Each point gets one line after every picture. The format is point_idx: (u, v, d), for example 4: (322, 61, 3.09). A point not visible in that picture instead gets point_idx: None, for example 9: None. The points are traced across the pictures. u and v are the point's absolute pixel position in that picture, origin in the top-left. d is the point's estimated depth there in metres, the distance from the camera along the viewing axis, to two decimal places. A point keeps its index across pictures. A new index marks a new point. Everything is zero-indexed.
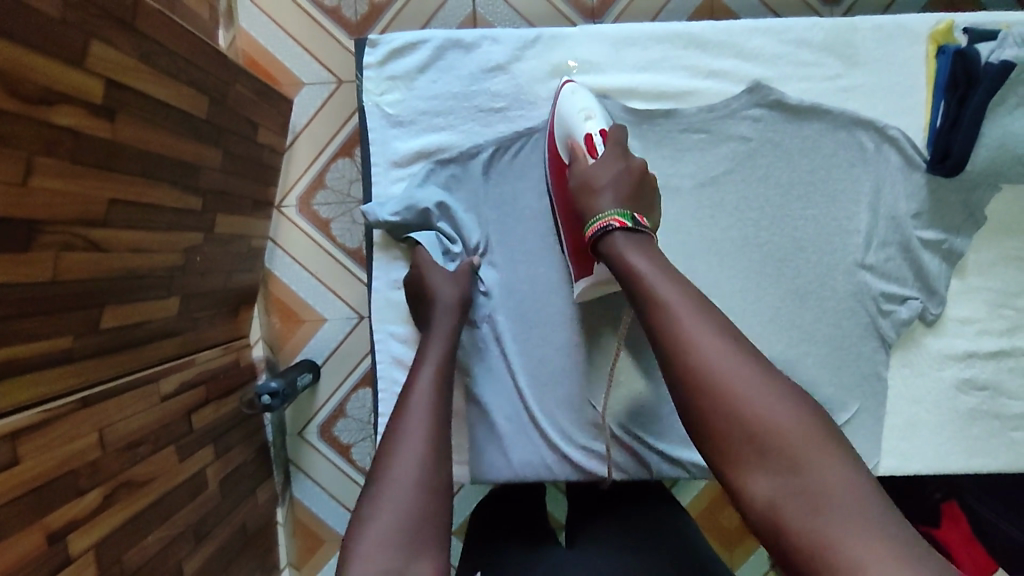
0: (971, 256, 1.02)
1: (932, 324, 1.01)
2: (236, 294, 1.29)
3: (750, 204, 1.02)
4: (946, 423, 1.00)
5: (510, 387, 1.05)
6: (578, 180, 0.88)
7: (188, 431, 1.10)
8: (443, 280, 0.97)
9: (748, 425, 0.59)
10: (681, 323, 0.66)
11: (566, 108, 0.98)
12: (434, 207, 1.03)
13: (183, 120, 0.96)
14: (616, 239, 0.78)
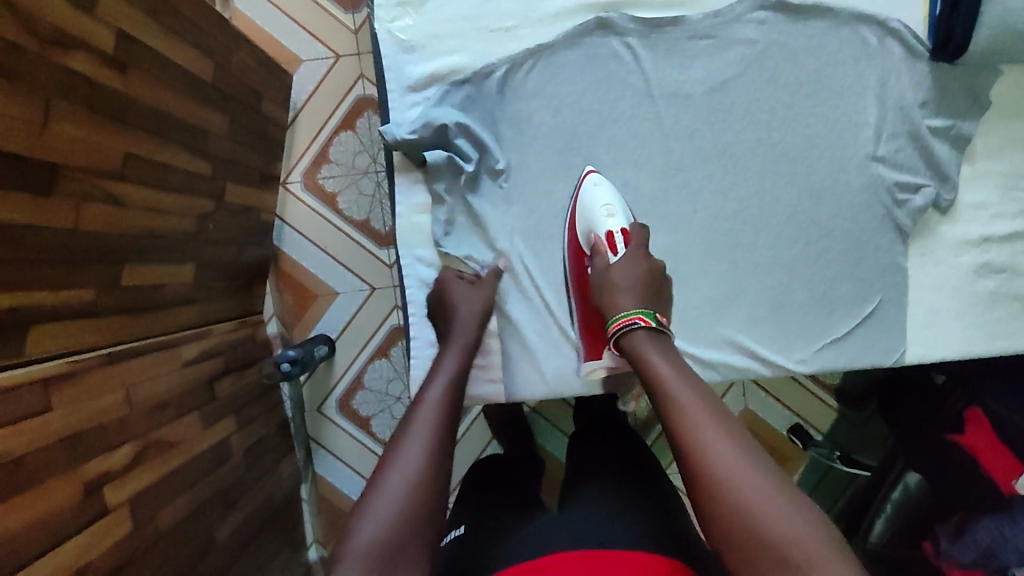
0: (980, 138, 0.94)
1: (946, 211, 0.93)
2: (248, 268, 1.29)
3: (761, 106, 0.95)
4: (965, 310, 0.92)
5: (536, 298, 0.95)
6: (603, 279, 0.82)
7: (210, 400, 1.10)
8: (468, 289, 0.89)
9: (757, 530, 0.55)
10: (693, 429, 0.62)
11: (589, 197, 0.90)
12: (453, 124, 0.92)
13: (190, 81, 0.97)
14: (637, 338, 0.74)
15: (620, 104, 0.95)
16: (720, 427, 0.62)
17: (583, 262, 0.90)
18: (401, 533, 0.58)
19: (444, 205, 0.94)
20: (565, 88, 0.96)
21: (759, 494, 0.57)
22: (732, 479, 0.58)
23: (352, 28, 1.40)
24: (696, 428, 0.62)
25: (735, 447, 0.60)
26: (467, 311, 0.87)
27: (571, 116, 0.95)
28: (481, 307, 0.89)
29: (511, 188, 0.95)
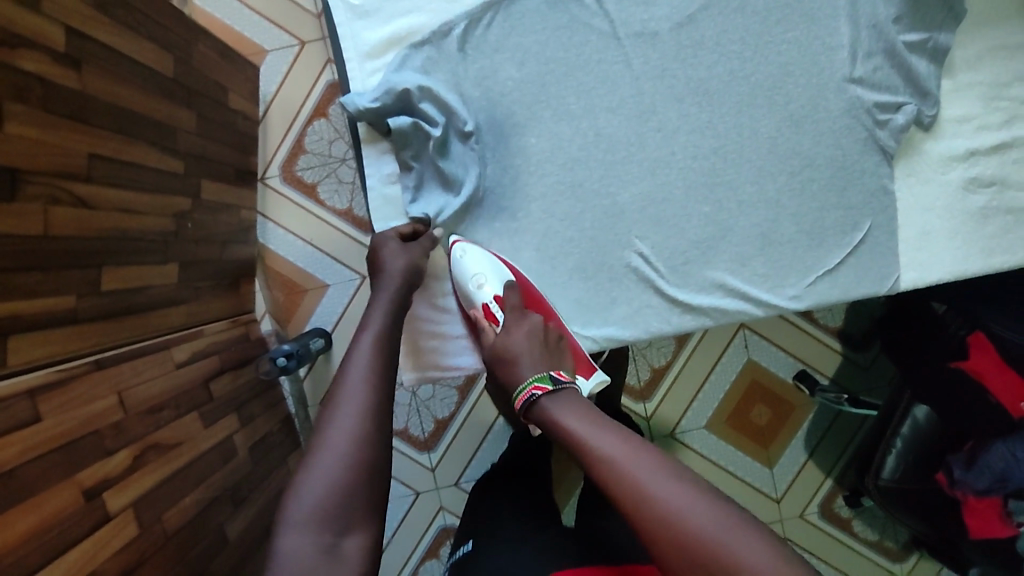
0: (957, 50, 0.92)
1: (929, 127, 0.91)
2: (235, 267, 1.27)
3: (730, 38, 0.92)
4: (959, 229, 0.90)
5: None
6: (496, 355, 0.81)
7: (208, 399, 1.09)
8: (404, 253, 0.88)
9: (687, 544, 0.56)
10: (615, 466, 0.62)
11: (458, 277, 0.91)
12: (414, 88, 0.89)
13: (148, 76, 0.95)
14: (548, 406, 0.71)
15: (585, 48, 0.93)
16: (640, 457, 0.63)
17: (475, 330, 0.93)
18: (339, 503, 0.61)
19: (412, 171, 0.93)
20: (529, 36, 0.93)
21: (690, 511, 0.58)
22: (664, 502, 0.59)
23: (314, 12, 1.39)
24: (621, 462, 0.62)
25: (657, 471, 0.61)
26: (396, 270, 0.86)
27: (537, 67, 0.93)
28: (411, 265, 0.88)
29: (483, 148, 0.92)
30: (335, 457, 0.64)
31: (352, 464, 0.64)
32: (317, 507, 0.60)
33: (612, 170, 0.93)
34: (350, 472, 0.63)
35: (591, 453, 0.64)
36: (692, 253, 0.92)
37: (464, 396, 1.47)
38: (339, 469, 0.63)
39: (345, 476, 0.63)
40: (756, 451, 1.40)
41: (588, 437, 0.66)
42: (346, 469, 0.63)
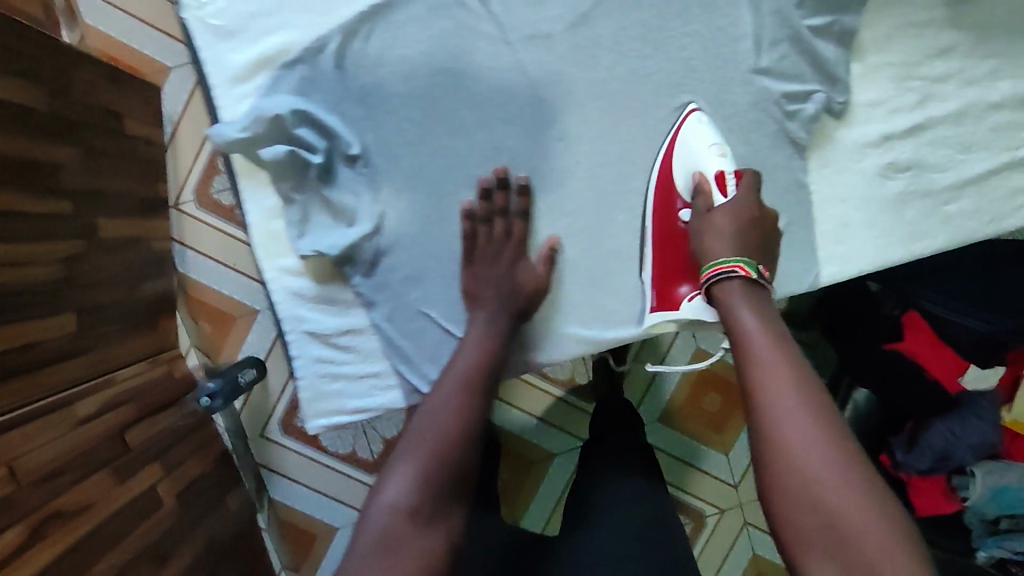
0: (866, 28, 0.86)
1: (841, 115, 0.86)
2: (150, 304, 1.19)
3: (633, 40, 0.84)
4: (874, 217, 0.86)
5: (412, 306, 0.81)
6: (702, 221, 0.77)
7: (124, 452, 1.02)
8: (497, 263, 0.80)
9: (823, 504, 0.54)
10: (772, 381, 0.60)
11: (688, 141, 0.82)
12: (289, 114, 0.78)
13: (18, 114, 0.86)
14: (731, 289, 0.69)
15: (474, 56, 0.82)
16: (811, 404, 0.58)
17: (666, 211, 0.82)
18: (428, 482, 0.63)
19: (295, 204, 0.81)
20: (410, 48, 0.81)
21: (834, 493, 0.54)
22: (807, 457, 0.55)
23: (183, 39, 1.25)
24: (776, 396, 0.59)
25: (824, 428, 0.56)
26: (480, 302, 0.79)
27: (425, 81, 0.81)
28: (513, 279, 0.80)
29: (374, 168, 0.81)
30: (424, 447, 0.65)
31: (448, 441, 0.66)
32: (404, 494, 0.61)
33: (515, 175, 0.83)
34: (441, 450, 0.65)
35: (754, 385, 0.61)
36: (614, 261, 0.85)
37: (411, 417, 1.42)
38: (421, 438, 0.66)
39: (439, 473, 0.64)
40: (711, 439, 1.39)
41: (759, 356, 0.62)
42: (433, 457, 0.64)
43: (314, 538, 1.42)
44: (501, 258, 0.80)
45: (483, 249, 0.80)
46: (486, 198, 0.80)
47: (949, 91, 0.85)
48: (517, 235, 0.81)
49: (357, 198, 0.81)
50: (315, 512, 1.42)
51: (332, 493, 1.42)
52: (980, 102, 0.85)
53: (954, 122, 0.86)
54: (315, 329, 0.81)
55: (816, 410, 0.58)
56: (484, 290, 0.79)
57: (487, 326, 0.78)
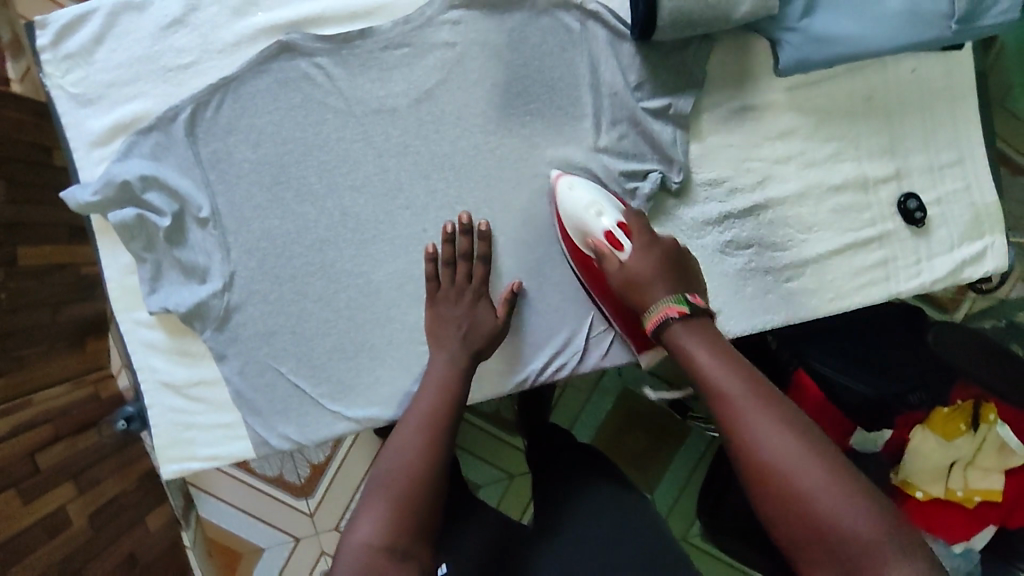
0: (705, 108, 0.73)
1: (680, 192, 0.73)
2: (77, 324, 1.12)
3: (472, 111, 0.71)
4: (718, 293, 0.73)
5: (270, 366, 0.73)
6: (618, 280, 0.61)
7: (33, 473, 0.92)
8: (463, 303, 0.69)
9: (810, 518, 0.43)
10: (739, 403, 0.48)
11: (569, 207, 0.68)
12: (136, 178, 0.69)
13: None
14: (675, 333, 0.54)
15: (283, 126, 0.70)
16: (773, 404, 0.48)
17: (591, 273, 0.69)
18: (399, 528, 0.50)
19: (145, 262, 0.71)
20: (261, 117, 0.70)
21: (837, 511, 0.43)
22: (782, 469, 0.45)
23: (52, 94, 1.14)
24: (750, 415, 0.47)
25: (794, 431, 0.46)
26: (442, 343, 0.67)
27: (274, 147, 0.71)
28: (481, 320, 0.69)
29: (224, 232, 0.71)
30: (384, 504, 0.51)
31: (408, 491, 0.52)
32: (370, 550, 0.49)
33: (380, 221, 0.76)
34: (398, 496, 0.51)
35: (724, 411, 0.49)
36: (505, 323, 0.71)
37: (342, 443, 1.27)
38: (384, 480, 0.53)
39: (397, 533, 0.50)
40: None
41: (716, 377, 0.50)
42: (400, 510, 0.51)
43: (240, 560, 1.26)
44: (464, 298, 0.69)
45: (449, 297, 0.70)
46: (449, 243, 0.70)
47: (788, 173, 0.73)
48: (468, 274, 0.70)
49: (207, 268, 0.71)
50: (243, 531, 1.26)
51: (259, 516, 1.26)
52: (822, 185, 0.73)
53: (795, 204, 0.73)
54: (172, 379, 0.73)
55: (788, 414, 0.47)
56: (449, 330, 0.68)
57: (445, 360, 0.65)
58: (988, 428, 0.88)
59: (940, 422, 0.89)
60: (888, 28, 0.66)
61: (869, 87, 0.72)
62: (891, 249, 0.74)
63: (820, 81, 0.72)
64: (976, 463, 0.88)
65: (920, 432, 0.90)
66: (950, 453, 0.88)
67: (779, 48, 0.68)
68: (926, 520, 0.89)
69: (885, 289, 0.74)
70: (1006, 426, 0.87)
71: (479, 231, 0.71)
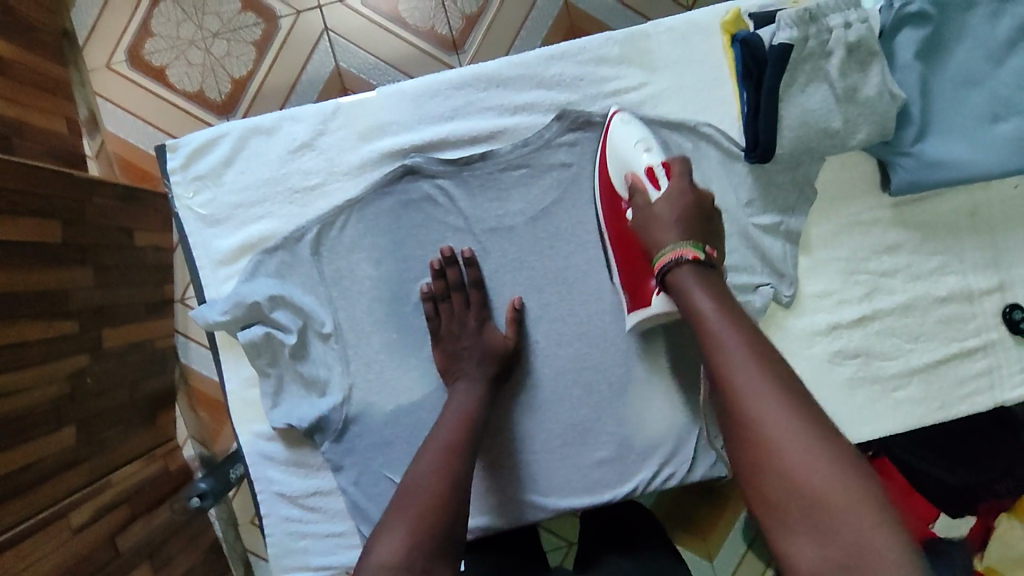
0: (815, 222, 0.74)
1: (790, 305, 0.74)
2: (154, 396, 1.05)
3: (585, 228, 0.73)
4: (826, 402, 0.75)
5: (383, 478, 0.74)
6: (641, 217, 0.61)
7: (112, 557, 0.85)
8: (468, 332, 0.70)
9: (781, 467, 0.43)
10: (733, 362, 0.49)
11: (617, 141, 0.67)
12: (264, 299, 0.70)
13: (20, 202, 0.76)
14: (681, 277, 0.55)
15: (405, 244, 0.72)
16: (769, 369, 0.48)
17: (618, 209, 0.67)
18: (419, 552, 0.51)
19: (268, 376, 0.72)
20: (384, 236, 0.72)
21: (818, 475, 0.42)
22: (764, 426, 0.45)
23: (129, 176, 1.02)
24: (738, 362, 0.48)
25: (786, 393, 0.46)
26: (453, 367, 0.69)
27: (395, 265, 0.72)
28: (489, 347, 0.69)
29: (345, 346, 0.73)
30: (399, 522, 0.52)
31: (422, 513, 0.53)
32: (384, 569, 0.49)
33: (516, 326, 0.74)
34: (419, 515, 0.53)
35: (715, 355, 0.50)
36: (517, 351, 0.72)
37: None
38: (405, 501, 0.55)
39: (412, 552, 0.51)
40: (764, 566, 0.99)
41: (715, 327, 0.51)
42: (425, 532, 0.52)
43: None
44: (467, 325, 0.70)
45: (451, 327, 0.70)
46: (439, 277, 0.71)
47: (895, 285, 0.74)
48: (500, 363, 0.69)
49: (324, 382, 0.73)
50: None
51: None
52: (928, 297, 0.74)
53: (903, 315, 0.75)
54: (287, 490, 0.74)
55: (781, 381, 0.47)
56: (460, 361, 0.69)
57: (468, 392, 0.66)
58: None
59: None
60: (1000, 153, 0.68)
61: (972, 202, 0.74)
62: (996, 357, 0.75)
63: (923, 198, 0.74)
64: None
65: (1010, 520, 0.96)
66: None
67: (893, 171, 0.71)
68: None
69: (990, 397, 0.76)
70: None
71: (464, 257, 0.71)
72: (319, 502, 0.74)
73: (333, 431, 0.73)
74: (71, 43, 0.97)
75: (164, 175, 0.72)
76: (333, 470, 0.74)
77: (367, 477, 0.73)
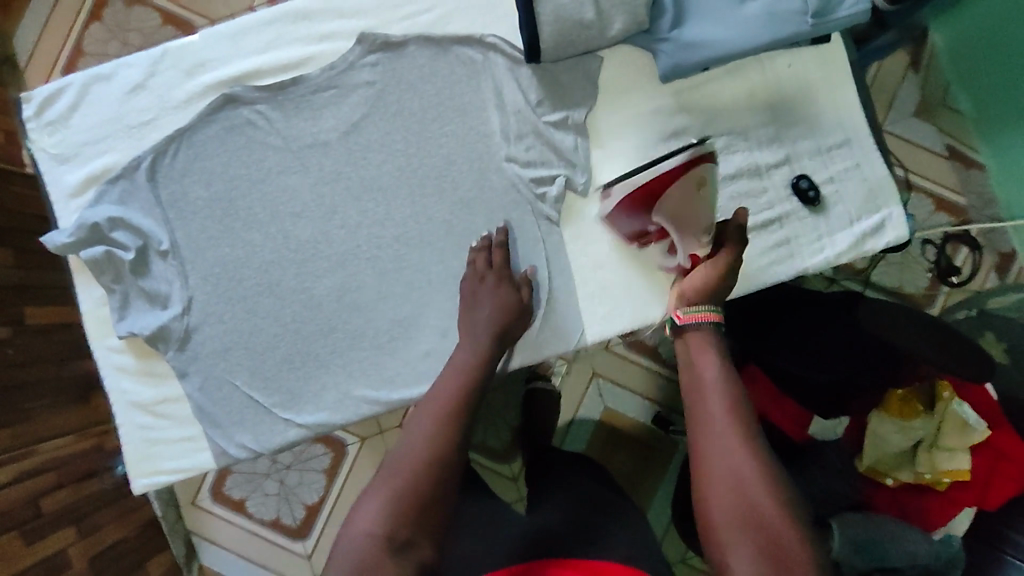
0: (605, 116, 0.80)
1: (586, 193, 0.80)
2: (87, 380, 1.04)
3: (392, 139, 0.81)
4: (633, 280, 0.79)
5: (224, 380, 0.80)
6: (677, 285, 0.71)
7: (34, 516, 0.85)
8: (487, 288, 0.76)
9: (734, 502, 0.51)
10: (710, 415, 0.56)
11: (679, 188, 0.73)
12: (103, 220, 0.79)
13: None
14: (699, 339, 0.64)
15: (230, 166, 0.80)
16: (737, 422, 0.55)
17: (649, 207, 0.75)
18: (403, 510, 0.52)
19: (114, 292, 0.80)
20: (213, 160, 0.80)
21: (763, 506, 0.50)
22: (736, 479, 0.51)
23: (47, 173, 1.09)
24: (710, 420, 0.55)
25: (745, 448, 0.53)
26: (467, 331, 0.73)
27: (223, 184, 0.80)
28: (499, 304, 0.74)
29: (182, 262, 0.80)
30: (391, 475, 0.54)
31: (414, 468, 0.55)
32: (372, 528, 0.51)
33: (338, 233, 0.81)
34: (412, 472, 0.54)
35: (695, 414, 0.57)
36: (526, 309, 0.76)
37: (335, 478, 1.14)
38: (392, 464, 0.56)
39: (402, 512, 0.52)
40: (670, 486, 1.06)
41: (704, 387, 0.58)
42: (412, 490, 0.53)
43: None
44: (486, 282, 0.76)
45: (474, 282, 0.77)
46: (484, 249, 0.78)
47: None
48: (512, 319, 0.74)
49: (166, 294, 0.80)
50: None
51: (260, 562, 1.14)
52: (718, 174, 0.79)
53: None
54: (141, 399, 0.80)
55: (752, 440, 0.54)
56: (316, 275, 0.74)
57: (468, 348, 0.71)
58: (945, 406, 0.88)
59: (896, 407, 0.89)
60: (750, 28, 0.74)
61: (749, 85, 0.80)
62: (793, 228, 0.79)
63: (702, 84, 0.80)
64: (938, 444, 0.86)
65: (878, 418, 0.90)
66: (911, 435, 0.87)
67: (658, 57, 0.77)
68: (898, 505, 0.88)
69: (793, 266, 0.79)
70: (961, 403, 0.87)
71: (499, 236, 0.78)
72: (168, 408, 0.80)
73: (176, 341, 0.80)
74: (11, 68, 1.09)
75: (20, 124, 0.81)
76: (179, 377, 0.80)
77: (211, 380, 0.80)
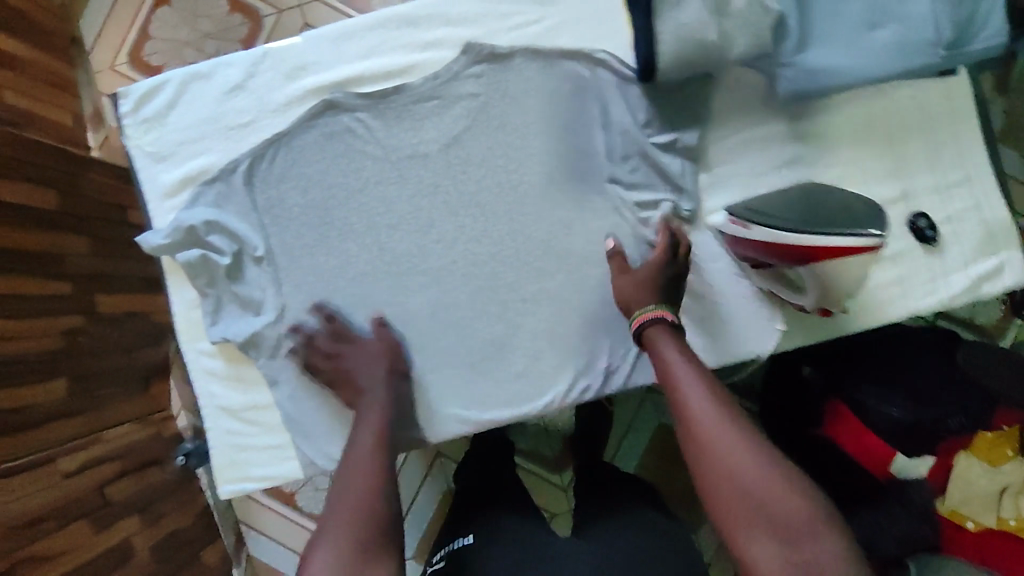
0: (714, 141, 0.78)
1: (692, 220, 0.77)
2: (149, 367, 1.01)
3: (494, 153, 0.79)
4: (737, 313, 0.77)
5: (313, 390, 0.79)
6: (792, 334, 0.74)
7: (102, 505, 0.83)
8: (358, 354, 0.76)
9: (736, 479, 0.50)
10: (695, 405, 0.54)
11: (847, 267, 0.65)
12: (200, 223, 0.78)
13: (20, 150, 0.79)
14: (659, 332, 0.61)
15: (328, 173, 0.79)
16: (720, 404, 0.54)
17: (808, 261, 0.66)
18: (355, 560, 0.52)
19: (208, 296, 0.79)
20: (311, 167, 0.79)
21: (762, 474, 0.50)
22: (735, 454, 0.51)
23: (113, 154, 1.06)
24: (695, 404, 0.54)
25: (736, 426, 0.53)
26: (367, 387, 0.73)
27: (320, 193, 0.79)
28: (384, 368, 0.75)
29: (277, 269, 0.79)
30: (340, 527, 0.54)
31: (357, 517, 0.55)
32: None
33: (434, 248, 0.79)
34: (354, 514, 0.55)
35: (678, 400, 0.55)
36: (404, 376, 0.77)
37: None
38: (336, 512, 0.56)
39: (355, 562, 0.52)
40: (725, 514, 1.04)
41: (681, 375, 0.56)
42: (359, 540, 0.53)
43: None
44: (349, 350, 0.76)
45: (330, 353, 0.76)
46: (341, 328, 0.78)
47: None
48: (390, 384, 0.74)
49: (257, 300, 0.79)
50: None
51: None
52: None
53: None
54: (229, 403, 0.80)
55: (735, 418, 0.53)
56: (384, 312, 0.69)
57: (368, 408, 0.70)
58: None
59: (983, 448, 0.82)
60: (878, 56, 0.71)
61: (868, 114, 0.77)
62: (905, 267, 0.76)
63: (817, 112, 0.77)
64: None
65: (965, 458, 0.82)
66: (1000, 479, 0.79)
67: (778, 82, 0.73)
68: (983, 553, 0.78)
69: (903, 307, 0.76)
70: None
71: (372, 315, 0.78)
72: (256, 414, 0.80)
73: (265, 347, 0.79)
74: (79, 49, 1.07)
75: (117, 120, 0.81)
76: (269, 384, 0.79)
77: (300, 390, 0.79)
